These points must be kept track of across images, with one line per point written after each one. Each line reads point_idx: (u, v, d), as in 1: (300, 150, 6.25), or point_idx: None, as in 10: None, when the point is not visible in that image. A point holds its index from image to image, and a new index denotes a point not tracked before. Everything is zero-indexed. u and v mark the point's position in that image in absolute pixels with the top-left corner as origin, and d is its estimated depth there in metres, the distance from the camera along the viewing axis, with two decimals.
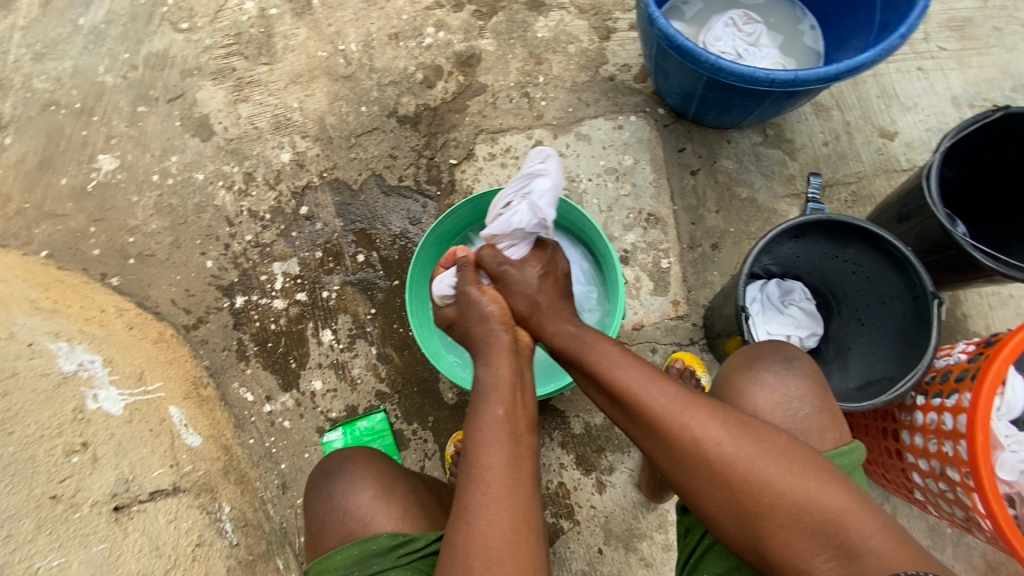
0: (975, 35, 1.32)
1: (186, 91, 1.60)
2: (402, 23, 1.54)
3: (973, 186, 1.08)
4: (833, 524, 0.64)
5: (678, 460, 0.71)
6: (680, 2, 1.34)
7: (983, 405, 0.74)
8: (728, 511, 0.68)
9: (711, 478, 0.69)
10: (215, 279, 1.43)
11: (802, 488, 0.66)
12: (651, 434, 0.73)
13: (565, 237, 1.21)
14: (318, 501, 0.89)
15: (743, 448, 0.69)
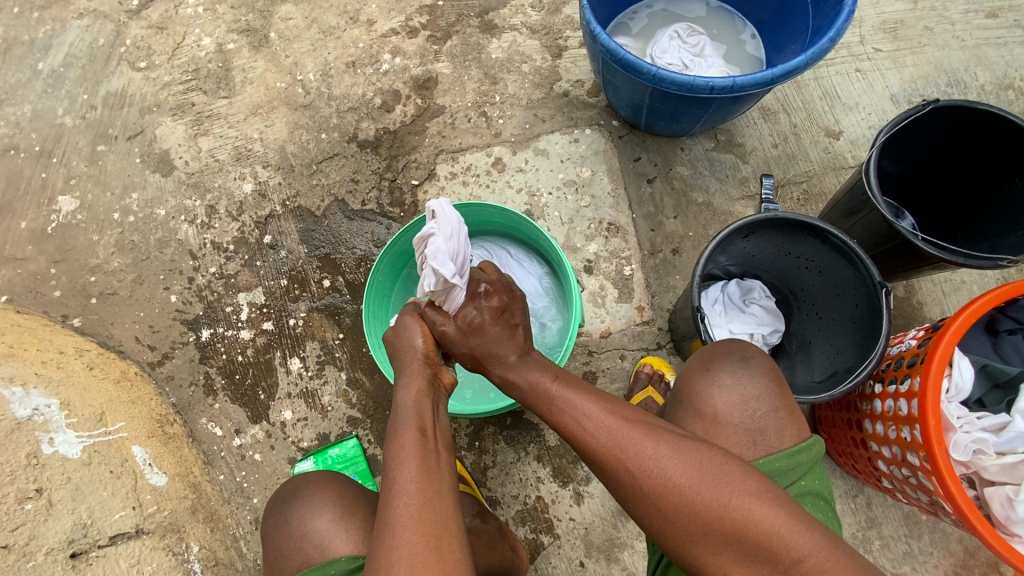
0: (908, 35, 1.38)
1: (146, 127, 1.60)
2: (358, 51, 1.57)
3: (912, 176, 1.12)
4: (767, 547, 0.63)
5: (621, 487, 0.72)
6: (626, 18, 1.38)
7: (932, 388, 0.74)
8: (669, 534, 0.69)
9: (651, 502, 0.70)
10: (180, 314, 1.42)
11: (733, 510, 0.65)
12: (595, 461, 0.74)
13: (522, 250, 1.22)
14: (274, 530, 0.87)
15: (679, 471, 0.69)
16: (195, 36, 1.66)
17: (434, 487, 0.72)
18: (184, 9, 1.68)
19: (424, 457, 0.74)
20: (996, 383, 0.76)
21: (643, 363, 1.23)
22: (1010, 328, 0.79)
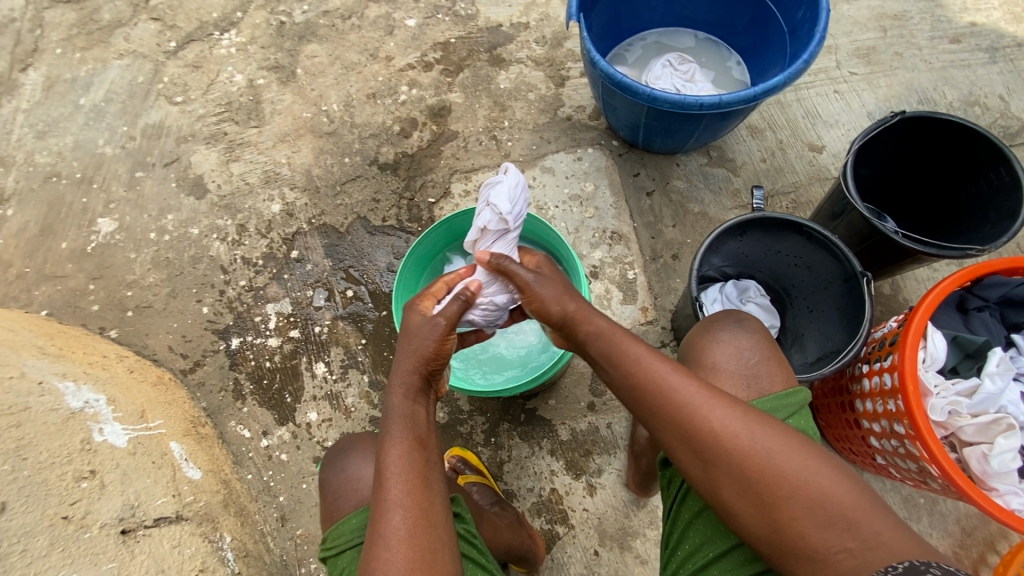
0: (881, 59, 1.51)
1: (181, 155, 1.73)
2: (378, 84, 1.72)
3: (886, 179, 1.22)
4: (846, 517, 0.65)
5: (699, 454, 0.72)
6: (622, 50, 1.53)
7: (910, 357, 0.82)
8: (744, 504, 0.69)
9: (729, 469, 0.70)
10: (212, 324, 1.51)
11: (816, 483, 0.67)
12: (672, 428, 0.74)
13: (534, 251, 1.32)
14: (332, 483, 0.97)
15: (759, 440, 0.70)
16: (228, 74, 1.82)
17: (423, 500, 0.75)
18: (219, 50, 1.85)
19: (412, 467, 0.77)
20: (967, 353, 0.84)
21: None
22: (978, 306, 0.87)
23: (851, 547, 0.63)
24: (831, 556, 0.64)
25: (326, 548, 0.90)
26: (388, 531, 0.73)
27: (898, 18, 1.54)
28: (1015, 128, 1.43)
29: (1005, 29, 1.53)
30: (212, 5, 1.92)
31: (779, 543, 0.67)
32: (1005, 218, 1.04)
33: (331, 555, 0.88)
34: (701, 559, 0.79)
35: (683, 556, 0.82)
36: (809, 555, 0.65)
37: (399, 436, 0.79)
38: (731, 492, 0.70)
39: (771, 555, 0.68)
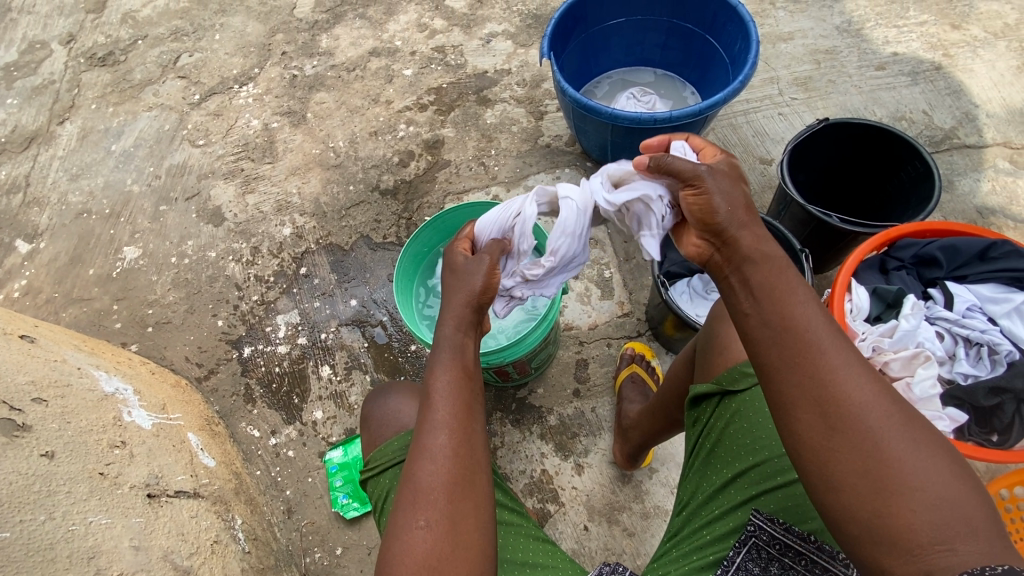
0: (817, 86, 1.73)
1: (202, 190, 1.93)
2: (380, 123, 1.94)
3: (822, 175, 1.40)
4: (971, 524, 0.57)
5: (826, 414, 0.64)
6: (592, 86, 1.78)
7: (837, 306, 0.95)
8: (856, 480, 0.61)
9: (854, 439, 0.62)
10: (225, 335, 1.64)
11: (946, 484, 0.59)
12: (805, 380, 0.66)
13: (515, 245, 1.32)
14: (373, 419, 1.20)
15: (900, 423, 0.62)
16: (246, 120, 2.05)
17: (466, 425, 0.79)
18: (238, 100, 2.10)
19: (458, 393, 0.80)
20: (888, 303, 0.98)
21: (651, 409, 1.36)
22: (896, 266, 1.02)
23: (961, 552, 0.57)
24: (929, 553, 0.57)
25: (368, 470, 1.11)
26: (432, 446, 0.76)
27: (829, 52, 1.78)
28: (940, 137, 1.61)
29: (923, 56, 1.74)
30: (233, 64, 2.19)
31: (877, 527, 0.60)
32: (925, 200, 1.20)
33: (373, 474, 1.09)
34: (722, 482, 0.86)
35: (707, 482, 0.88)
36: (908, 549, 0.58)
37: (447, 363, 0.82)
38: (842, 462, 0.62)
39: (859, 537, 0.61)
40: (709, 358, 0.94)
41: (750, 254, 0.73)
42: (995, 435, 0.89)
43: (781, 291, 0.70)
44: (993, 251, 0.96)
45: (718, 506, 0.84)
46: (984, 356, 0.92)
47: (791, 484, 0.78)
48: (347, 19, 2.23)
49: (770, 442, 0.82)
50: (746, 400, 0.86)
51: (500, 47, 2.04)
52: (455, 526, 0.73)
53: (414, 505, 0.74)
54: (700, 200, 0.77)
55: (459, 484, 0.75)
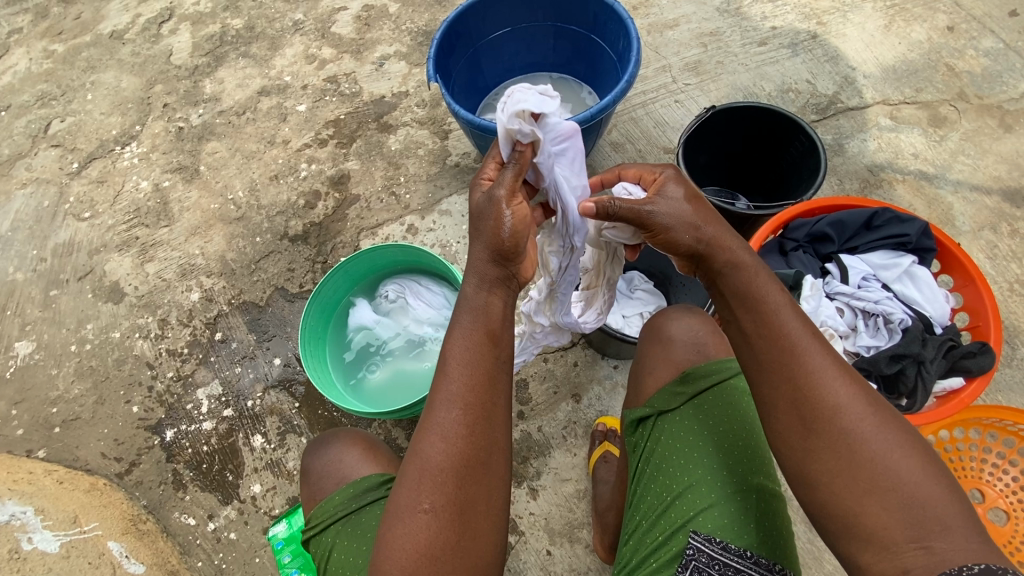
0: (707, 69, 1.77)
1: (96, 266, 1.78)
2: (279, 166, 1.84)
3: (719, 157, 1.43)
4: (943, 522, 0.59)
5: (801, 414, 0.67)
6: (491, 99, 1.78)
7: None
8: (832, 476, 0.64)
9: (828, 438, 0.65)
10: (144, 421, 1.53)
11: (920, 484, 0.61)
12: (778, 381, 0.69)
13: (427, 279, 1.23)
14: (311, 472, 1.11)
15: (875, 422, 0.64)
16: (134, 183, 1.91)
17: (486, 401, 0.74)
18: (122, 163, 1.95)
19: (476, 360, 0.75)
20: (790, 286, 1.01)
21: (598, 421, 1.36)
22: (794, 246, 1.04)
23: (934, 548, 0.58)
24: (905, 549, 0.59)
25: (310, 527, 1.03)
26: (445, 422, 0.73)
27: (713, 34, 1.81)
28: (825, 104, 1.67)
29: (799, 27, 1.80)
30: (112, 124, 2.03)
31: (851, 525, 0.62)
32: (814, 173, 1.24)
33: (316, 532, 1.01)
34: (660, 506, 0.81)
35: (646, 508, 0.83)
36: (880, 547, 0.60)
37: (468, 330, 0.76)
38: (817, 460, 0.65)
39: (836, 535, 0.64)
40: (638, 381, 0.96)
41: (727, 264, 0.76)
42: (904, 399, 0.93)
43: (756, 299, 0.74)
44: (877, 220, 1.01)
45: (659, 532, 0.79)
46: (881, 326, 0.98)
47: (724, 502, 0.77)
48: (230, 60, 2.10)
49: (701, 461, 0.81)
50: (677, 419, 0.86)
51: (394, 69, 1.98)
52: (460, 514, 0.72)
53: (418, 486, 0.72)
54: (659, 233, 0.79)
55: (470, 467, 0.72)
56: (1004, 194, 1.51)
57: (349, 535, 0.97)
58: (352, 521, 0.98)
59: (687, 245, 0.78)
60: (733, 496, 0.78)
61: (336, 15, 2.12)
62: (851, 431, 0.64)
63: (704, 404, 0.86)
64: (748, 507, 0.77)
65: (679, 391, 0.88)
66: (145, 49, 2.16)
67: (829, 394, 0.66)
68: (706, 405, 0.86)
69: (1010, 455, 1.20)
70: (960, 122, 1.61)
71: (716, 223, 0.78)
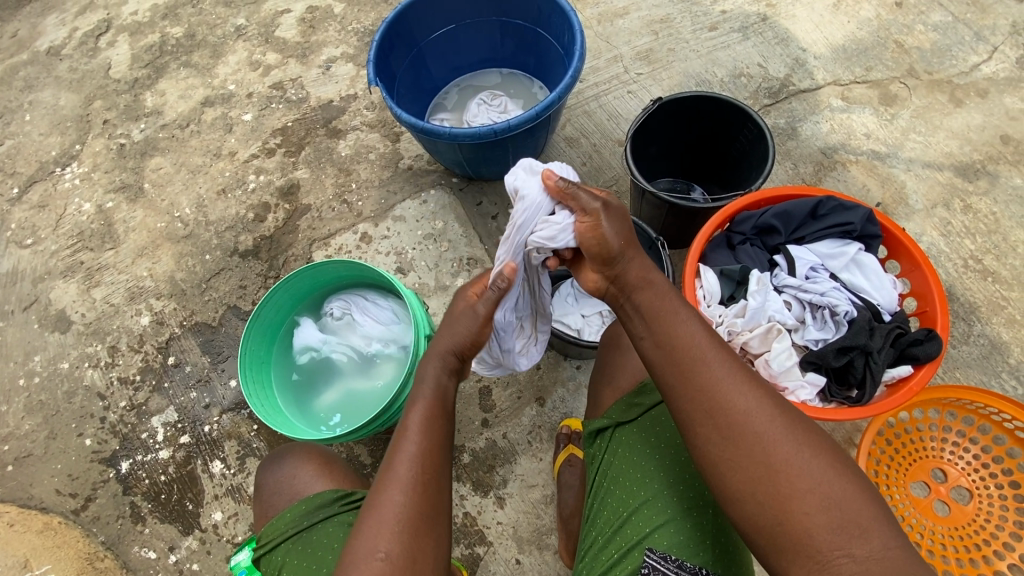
0: (659, 57, 1.74)
1: (40, 294, 1.70)
2: (226, 179, 1.78)
3: (669, 148, 1.41)
4: (860, 524, 0.61)
5: (717, 424, 0.68)
6: (440, 99, 1.74)
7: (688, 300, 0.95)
8: (752, 488, 0.65)
9: (745, 450, 0.66)
10: (97, 454, 1.47)
11: (835, 485, 0.63)
12: (695, 393, 0.70)
13: (373, 291, 1.24)
14: (265, 488, 1.04)
15: (784, 429, 0.66)
16: (75, 205, 1.82)
17: (435, 469, 0.76)
18: (63, 185, 1.86)
19: (432, 430, 0.78)
20: (737, 281, 1.01)
21: (562, 423, 1.31)
22: (740, 240, 1.04)
23: (857, 556, 0.60)
24: (832, 558, 0.60)
25: (260, 546, 0.95)
26: (396, 477, 0.74)
27: (664, 21, 1.78)
28: (777, 87, 1.66)
29: (749, 10, 1.78)
30: (50, 144, 1.94)
31: (779, 535, 0.63)
32: (763, 161, 1.22)
33: (266, 551, 0.94)
34: (616, 522, 0.80)
35: (603, 524, 0.82)
36: (808, 557, 0.61)
37: (426, 398, 0.81)
38: (739, 474, 0.66)
39: (768, 548, 0.65)
40: (599, 392, 0.98)
41: (637, 283, 0.81)
42: (853, 390, 0.93)
43: (666, 314, 0.77)
44: (822, 208, 1.00)
45: (614, 549, 0.77)
46: (828, 318, 0.97)
47: (679, 518, 0.76)
48: (171, 70, 2.01)
49: (656, 475, 0.80)
50: (633, 431, 0.86)
51: (342, 71, 1.90)
52: (411, 565, 0.69)
53: (375, 535, 0.70)
54: (595, 231, 0.82)
55: (423, 521, 0.72)
56: (955, 169, 1.51)
57: (299, 554, 0.90)
58: (302, 539, 0.91)
59: (617, 251, 0.81)
60: (688, 511, 0.76)
61: (279, 17, 2.03)
62: (766, 437, 0.66)
63: (659, 416, 0.85)
64: (702, 522, 0.75)
65: (636, 404, 0.88)
66: (81, 63, 2.06)
67: (738, 405, 0.68)
68: (662, 417, 0.85)
69: (972, 433, 1.20)
70: (910, 99, 1.60)
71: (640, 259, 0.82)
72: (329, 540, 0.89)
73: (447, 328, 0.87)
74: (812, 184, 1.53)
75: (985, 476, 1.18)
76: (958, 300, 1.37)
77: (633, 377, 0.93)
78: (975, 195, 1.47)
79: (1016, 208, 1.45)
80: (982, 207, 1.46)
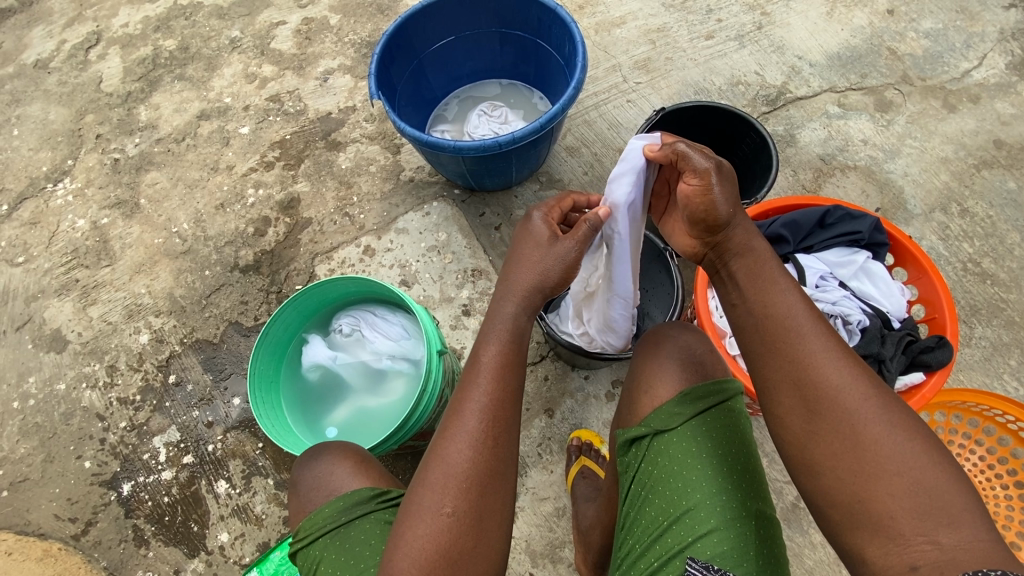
0: (657, 66, 1.75)
1: (34, 313, 1.66)
2: (224, 194, 1.76)
3: None
4: (951, 514, 0.59)
5: (804, 397, 0.69)
6: (441, 110, 1.75)
7: (700, 299, 1.07)
8: (836, 460, 0.65)
9: (833, 422, 0.66)
10: (98, 476, 1.44)
11: (928, 470, 0.61)
12: (786, 364, 0.71)
13: (383, 306, 1.25)
14: (299, 483, 0.95)
15: (878, 408, 0.66)
16: (69, 222, 1.79)
17: (506, 416, 0.76)
18: (55, 202, 1.83)
19: (504, 380, 0.77)
20: None
21: (572, 435, 1.32)
22: None
23: (943, 543, 0.58)
24: (912, 541, 0.59)
25: (296, 540, 0.88)
26: (466, 430, 0.74)
27: (660, 30, 1.79)
28: (774, 95, 1.68)
29: (744, 18, 1.80)
30: (41, 160, 1.90)
31: (857, 512, 0.63)
32: (767, 168, 1.24)
33: (302, 545, 0.87)
34: (655, 530, 0.76)
35: (640, 532, 0.78)
36: (887, 537, 0.60)
37: (498, 347, 0.79)
38: (824, 444, 0.66)
39: (840, 523, 0.65)
40: (633, 398, 0.90)
41: (738, 249, 0.78)
42: None
43: (764, 281, 0.76)
44: (829, 218, 1.06)
45: (652, 557, 0.74)
46: (840, 328, 1.01)
47: (724, 528, 0.72)
48: (165, 83, 1.98)
49: (701, 485, 0.76)
50: (675, 440, 0.80)
51: (339, 83, 1.89)
52: (478, 521, 0.71)
53: (439, 489, 0.71)
54: (704, 197, 0.78)
55: (489, 479, 0.73)
56: (951, 173, 1.53)
57: (337, 550, 0.83)
58: (341, 535, 0.85)
59: (725, 218, 0.78)
60: (734, 521, 0.73)
61: (274, 29, 2.01)
62: (856, 413, 0.65)
63: (702, 425, 0.80)
64: (748, 533, 0.72)
65: (678, 410, 0.82)
66: (72, 77, 2.03)
67: (829, 377, 0.68)
68: (704, 428, 0.80)
69: (977, 435, 1.22)
70: (905, 105, 1.63)
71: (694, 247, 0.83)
72: (370, 538, 0.83)
73: (522, 263, 0.84)
74: (812, 190, 1.54)
75: (991, 477, 1.20)
76: (959, 303, 1.39)
77: (671, 383, 0.86)
78: (972, 199, 1.50)
79: (1011, 211, 1.48)
80: (979, 211, 1.48)
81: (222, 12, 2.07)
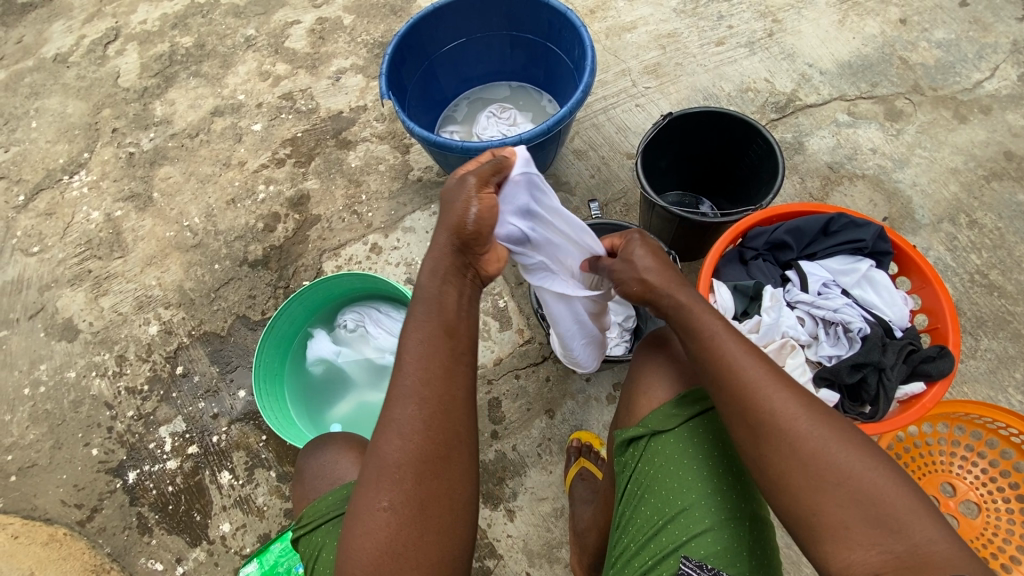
0: (666, 71, 1.75)
1: (47, 302, 1.70)
2: (235, 189, 1.78)
3: (680, 158, 1.43)
4: (901, 522, 0.59)
5: (750, 425, 0.69)
6: (450, 111, 1.77)
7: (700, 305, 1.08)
8: (787, 481, 0.65)
9: (780, 446, 0.66)
10: (104, 464, 1.47)
11: (873, 482, 0.62)
12: (730, 396, 0.71)
13: (385, 303, 1.26)
14: (304, 472, 0.97)
15: (819, 427, 0.66)
16: (84, 214, 1.82)
17: (441, 395, 0.73)
18: (71, 193, 1.86)
19: (430, 357, 0.73)
20: (751, 296, 1.07)
21: (572, 436, 1.32)
22: (752, 255, 1.10)
23: (896, 551, 0.58)
24: (870, 555, 0.59)
25: (298, 527, 0.89)
26: (399, 420, 0.71)
27: (671, 36, 1.80)
28: (783, 102, 1.68)
29: (755, 26, 1.80)
30: (58, 152, 1.94)
31: (814, 529, 0.63)
32: (773, 174, 1.24)
33: (305, 531, 0.88)
34: (651, 529, 0.76)
35: (635, 531, 0.78)
36: (846, 551, 0.61)
37: (419, 324, 0.75)
38: (775, 468, 0.67)
39: (803, 539, 0.65)
40: (631, 399, 0.90)
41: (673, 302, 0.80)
42: (867, 406, 0.97)
43: (699, 321, 0.76)
44: (833, 226, 1.06)
45: (647, 556, 0.75)
46: (841, 335, 1.02)
47: (717, 528, 0.73)
48: (181, 80, 2.01)
49: (696, 486, 0.76)
50: (672, 441, 0.80)
51: (351, 83, 1.91)
52: (421, 510, 0.70)
53: (377, 484, 0.70)
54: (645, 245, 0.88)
55: (430, 463, 0.71)
56: (961, 184, 1.52)
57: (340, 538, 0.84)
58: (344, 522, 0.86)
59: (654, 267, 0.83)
60: (728, 521, 0.74)
61: (289, 28, 2.04)
62: (797, 435, 0.66)
63: (699, 426, 0.81)
64: (742, 533, 0.73)
65: (675, 411, 0.82)
66: (90, 72, 2.06)
67: (769, 401, 0.68)
68: (706, 425, 0.80)
69: (979, 448, 1.21)
70: (916, 115, 1.62)
71: (663, 271, 0.83)
72: None
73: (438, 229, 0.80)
74: (819, 198, 1.54)
75: (993, 490, 1.18)
76: (965, 315, 1.38)
77: (667, 387, 0.86)
78: (980, 210, 1.49)
79: (1020, 223, 1.47)
80: (988, 222, 1.47)
81: (238, 11, 2.10)
